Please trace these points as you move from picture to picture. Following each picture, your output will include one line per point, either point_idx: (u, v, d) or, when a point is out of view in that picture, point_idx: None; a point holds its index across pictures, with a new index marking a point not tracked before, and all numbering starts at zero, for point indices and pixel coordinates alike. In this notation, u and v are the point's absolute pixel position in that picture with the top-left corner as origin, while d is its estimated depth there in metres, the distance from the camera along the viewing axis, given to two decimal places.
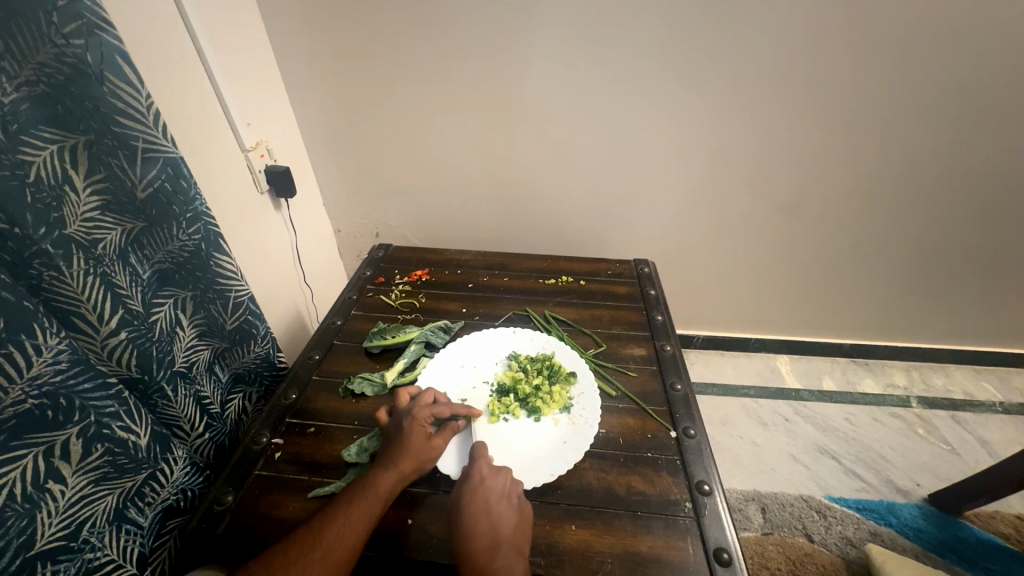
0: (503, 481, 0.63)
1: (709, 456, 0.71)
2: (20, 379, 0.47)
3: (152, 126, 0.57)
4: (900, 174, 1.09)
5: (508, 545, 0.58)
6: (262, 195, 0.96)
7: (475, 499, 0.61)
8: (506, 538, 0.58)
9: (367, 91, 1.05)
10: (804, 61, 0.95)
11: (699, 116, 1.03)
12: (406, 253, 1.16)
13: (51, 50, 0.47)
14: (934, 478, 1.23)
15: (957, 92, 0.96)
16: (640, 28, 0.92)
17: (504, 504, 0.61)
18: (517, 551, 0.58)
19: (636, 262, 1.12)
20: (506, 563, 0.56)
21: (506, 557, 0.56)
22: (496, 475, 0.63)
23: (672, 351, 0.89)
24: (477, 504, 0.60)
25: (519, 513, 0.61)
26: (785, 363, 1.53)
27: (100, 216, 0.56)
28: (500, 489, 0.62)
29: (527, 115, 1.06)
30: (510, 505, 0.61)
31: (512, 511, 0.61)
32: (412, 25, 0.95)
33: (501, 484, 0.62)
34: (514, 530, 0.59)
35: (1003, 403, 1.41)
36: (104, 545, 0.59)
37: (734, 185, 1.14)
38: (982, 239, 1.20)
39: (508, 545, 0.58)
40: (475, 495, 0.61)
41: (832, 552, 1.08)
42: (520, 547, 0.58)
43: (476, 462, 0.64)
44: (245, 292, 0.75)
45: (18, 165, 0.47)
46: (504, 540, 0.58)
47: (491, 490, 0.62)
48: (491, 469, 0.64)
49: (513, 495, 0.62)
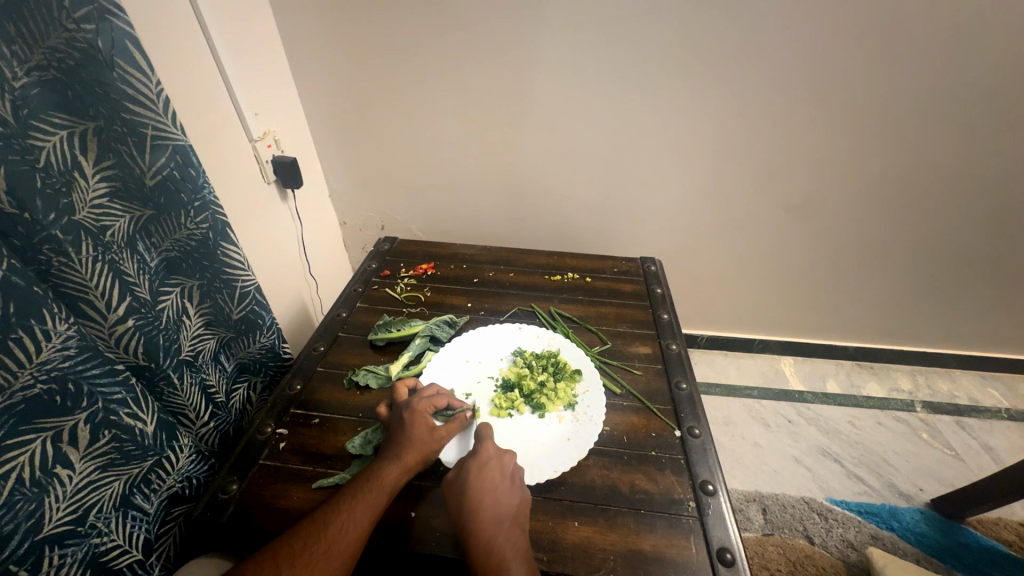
0: (509, 461, 0.64)
1: (713, 456, 0.71)
2: (29, 364, 0.47)
3: (162, 113, 0.57)
4: (910, 177, 1.08)
5: (510, 520, 0.59)
6: (269, 186, 0.96)
7: (480, 475, 0.61)
8: (508, 514, 0.59)
9: (375, 82, 1.04)
10: (817, 61, 0.93)
11: (711, 114, 1.02)
12: (413, 247, 1.16)
13: (63, 35, 0.47)
14: (937, 482, 1.23)
15: (973, 94, 0.95)
16: (654, 23, 0.91)
17: (508, 483, 0.62)
18: (519, 529, 0.59)
19: (643, 260, 1.11)
20: (509, 537, 0.57)
21: (509, 532, 0.57)
22: (499, 458, 0.64)
23: (678, 350, 0.88)
24: (482, 484, 0.60)
25: (520, 494, 0.62)
26: (789, 364, 1.53)
27: (108, 202, 0.56)
28: (506, 468, 0.63)
29: (535, 110, 1.05)
30: (511, 484, 0.62)
31: (513, 490, 0.61)
32: (421, 18, 0.94)
33: (506, 463, 0.64)
34: (516, 509, 0.60)
35: (1008, 409, 1.40)
36: (110, 531, 0.59)
37: (743, 185, 1.13)
38: (993, 245, 1.19)
39: (510, 522, 0.59)
40: (479, 472, 0.62)
41: (832, 555, 1.08)
42: (520, 523, 0.59)
43: (482, 441, 0.65)
44: (252, 282, 0.75)
45: (28, 151, 0.47)
46: (507, 516, 0.59)
47: (495, 468, 0.62)
48: (496, 451, 0.65)
49: (514, 475, 0.63)
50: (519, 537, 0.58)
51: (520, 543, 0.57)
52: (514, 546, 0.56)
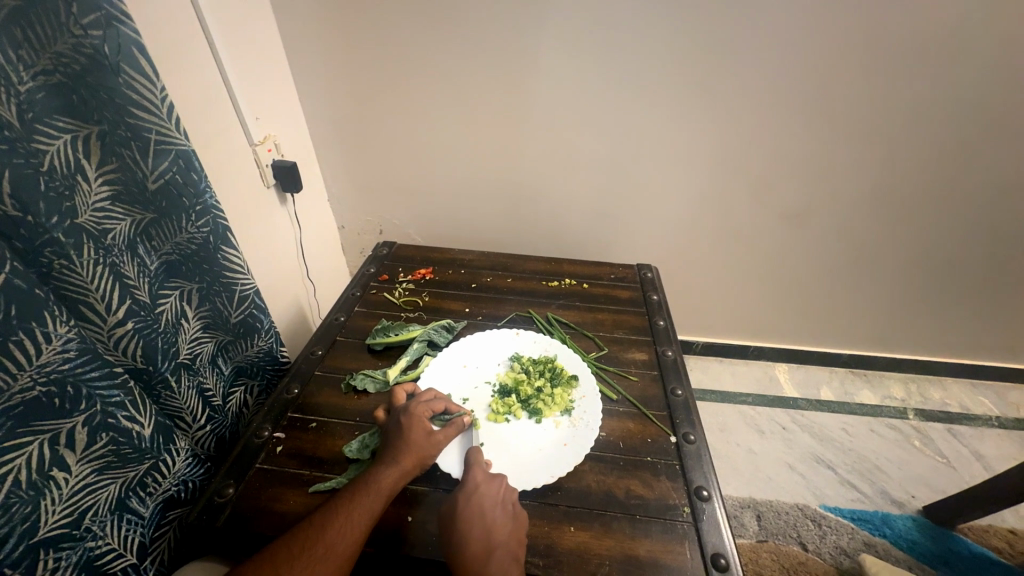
0: (499, 487, 0.64)
1: (708, 462, 0.71)
2: (29, 366, 0.48)
3: (165, 118, 0.57)
4: (902, 187, 1.10)
5: (503, 550, 0.58)
6: (268, 189, 0.96)
7: (469, 505, 0.61)
8: (499, 543, 0.59)
9: (376, 88, 1.05)
10: (809, 73, 0.95)
11: (709, 123, 1.04)
12: (411, 252, 1.16)
13: (70, 40, 0.48)
14: (929, 489, 1.24)
15: (961, 106, 0.97)
16: (652, 33, 0.93)
17: (499, 509, 0.62)
18: (512, 558, 0.58)
19: (640, 267, 1.12)
20: (500, 568, 0.57)
21: (500, 561, 0.57)
22: (490, 483, 0.64)
23: (674, 356, 0.89)
24: (472, 512, 0.60)
25: (513, 520, 0.61)
26: (783, 371, 1.54)
27: (110, 206, 0.56)
28: (496, 494, 0.63)
29: (533, 118, 1.06)
30: (502, 510, 0.62)
31: (505, 516, 0.61)
32: (422, 26, 0.96)
33: (496, 490, 0.63)
34: (508, 536, 0.60)
35: (999, 417, 1.42)
36: (105, 534, 0.59)
37: (738, 194, 1.15)
38: (982, 255, 1.21)
39: (502, 551, 0.58)
40: (469, 501, 0.61)
41: (826, 561, 1.09)
42: (513, 551, 0.59)
43: (472, 466, 0.65)
44: (251, 286, 0.75)
45: (33, 154, 0.47)
46: (498, 545, 0.58)
47: (485, 496, 0.62)
48: (486, 476, 0.64)
49: (508, 501, 0.63)
50: (512, 567, 0.57)
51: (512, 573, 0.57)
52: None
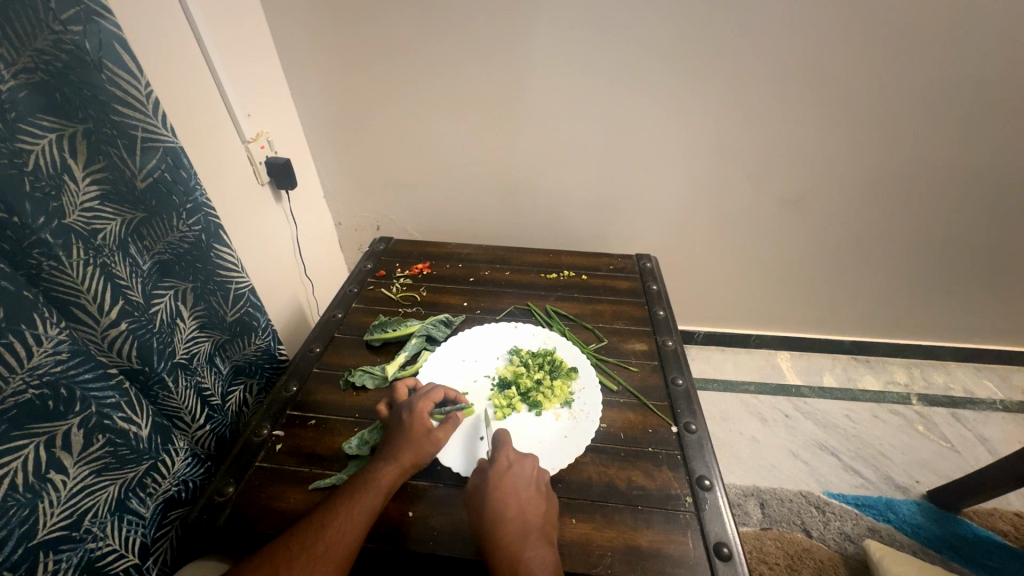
0: (530, 467, 0.64)
1: (709, 452, 0.71)
2: (20, 370, 0.47)
3: (150, 114, 0.56)
4: (903, 171, 1.08)
5: (537, 532, 0.58)
6: (263, 187, 0.95)
7: (501, 484, 0.61)
8: (533, 526, 0.58)
9: (368, 82, 1.04)
10: (807, 56, 0.94)
11: (706, 110, 1.02)
12: (408, 247, 1.15)
13: (50, 36, 0.47)
14: (932, 474, 1.23)
15: (962, 88, 0.95)
16: (648, 18, 0.91)
17: (532, 489, 0.62)
18: (546, 540, 0.58)
19: (639, 257, 1.11)
20: (535, 550, 0.56)
21: (535, 545, 0.56)
22: (522, 461, 0.64)
23: (674, 346, 0.89)
24: (503, 490, 0.61)
25: (545, 500, 0.62)
26: (785, 359, 1.53)
27: (99, 206, 0.55)
28: (527, 475, 0.63)
29: (527, 109, 1.05)
30: (536, 491, 0.62)
31: (539, 498, 0.61)
32: (412, 19, 0.94)
33: (527, 470, 0.63)
34: (541, 518, 0.60)
35: (1003, 400, 1.41)
36: (105, 536, 0.59)
37: (736, 180, 1.13)
38: (985, 238, 1.19)
39: (536, 532, 0.58)
40: (502, 480, 0.62)
41: (831, 547, 1.09)
42: (548, 535, 0.58)
43: (503, 447, 0.65)
44: (245, 284, 0.75)
45: (16, 154, 0.47)
46: (531, 528, 0.58)
47: (517, 475, 0.62)
48: (518, 456, 0.65)
49: (540, 483, 0.63)
50: (548, 553, 0.56)
51: (549, 558, 0.56)
52: (541, 560, 0.55)
